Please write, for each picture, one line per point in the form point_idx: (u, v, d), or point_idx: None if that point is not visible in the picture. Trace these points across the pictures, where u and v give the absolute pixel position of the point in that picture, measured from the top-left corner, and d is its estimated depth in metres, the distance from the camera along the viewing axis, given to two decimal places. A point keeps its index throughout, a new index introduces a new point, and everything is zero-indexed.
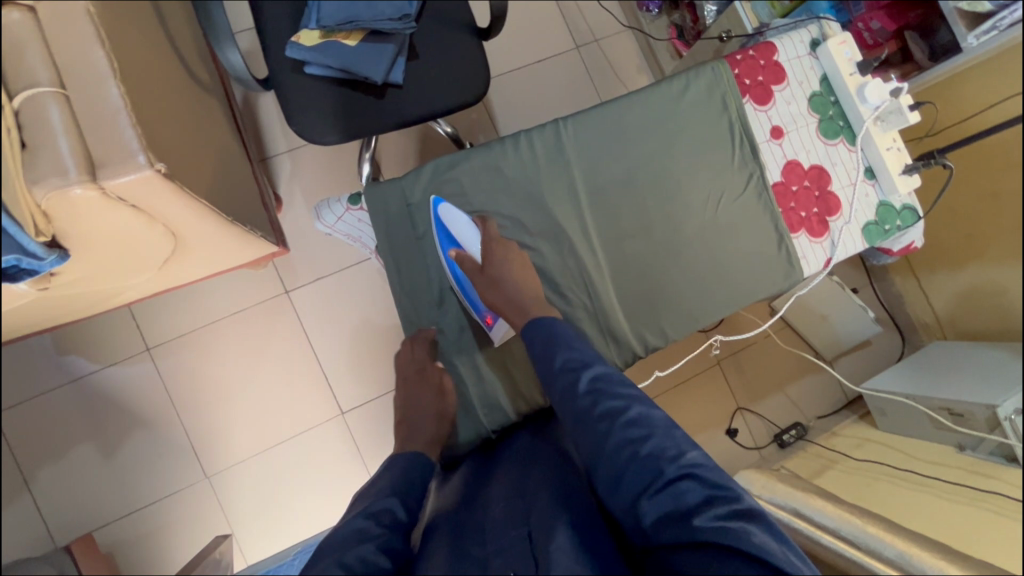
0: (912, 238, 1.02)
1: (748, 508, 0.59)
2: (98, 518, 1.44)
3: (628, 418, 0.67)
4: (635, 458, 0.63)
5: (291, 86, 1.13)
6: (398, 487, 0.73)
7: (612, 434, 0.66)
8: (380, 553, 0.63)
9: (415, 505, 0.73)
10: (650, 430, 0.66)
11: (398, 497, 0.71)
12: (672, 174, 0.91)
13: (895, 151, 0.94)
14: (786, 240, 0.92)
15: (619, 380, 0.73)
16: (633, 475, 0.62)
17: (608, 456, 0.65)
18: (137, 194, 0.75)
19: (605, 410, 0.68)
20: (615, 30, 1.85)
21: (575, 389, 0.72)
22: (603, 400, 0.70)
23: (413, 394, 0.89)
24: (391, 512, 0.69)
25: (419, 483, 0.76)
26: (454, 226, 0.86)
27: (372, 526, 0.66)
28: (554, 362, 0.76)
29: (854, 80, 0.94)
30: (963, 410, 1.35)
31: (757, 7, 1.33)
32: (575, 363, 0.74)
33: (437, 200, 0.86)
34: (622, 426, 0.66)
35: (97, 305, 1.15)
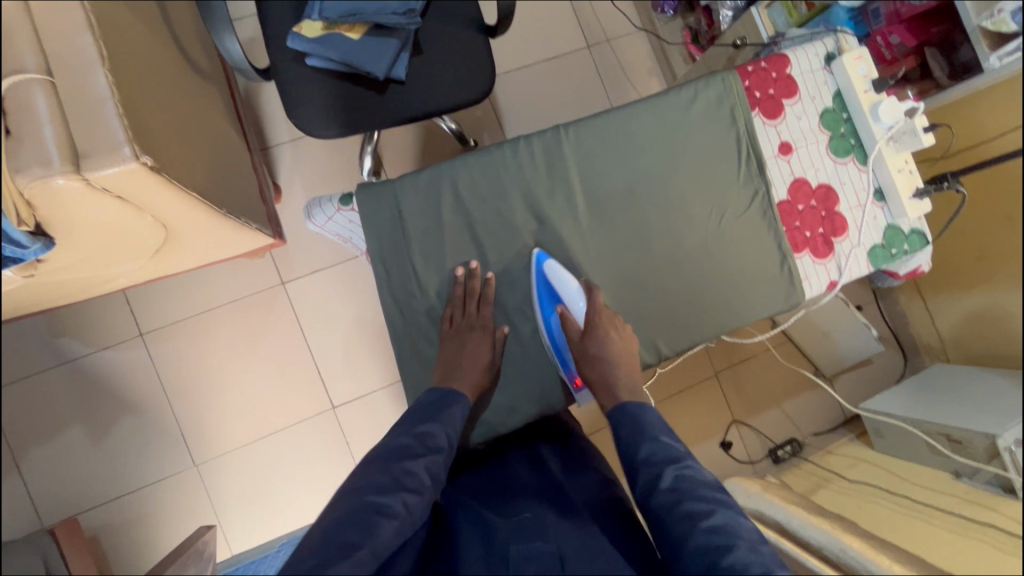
0: (920, 263, 0.98)
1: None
2: (85, 501, 1.44)
3: (710, 523, 0.64)
4: (713, 567, 0.60)
5: (291, 78, 1.11)
6: (438, 412, 0.76)
7: (692, 537, 0.63)
8: (421, 471, 0.69)
9: (455, 434, 0.76)
10: (732, 540, 0.62)
11: (440, 423, 0.75)
12: (676, 188, 0.88)
13: (905, 173, 0.91)
14: (790, 260, 0.89)
15: (706, 481, 0.70)
16: None
17: (686, 560, 0.63)
18: (123, 187, 0.73)
19: (687, 509, 0.66)
20: (628, 31, 1.81)
21: (657, 483, 0.70)
22: (685, 499, 0.67)
23: (457, 342, 0.82)
24: (433, 436, 0.73)
25: (457, 410, 0.77)
26: (562, 286, 0.82)
27: (415, 445, 0.71)
28: (639, 451, 0.75)
29: (867, 98, 0.91)
30: (961, 437, 1.33)
31: (774, 15, 1.29)
32: (661, 455, 0.73)
33: (541, 255, 0.83)
34: (702, 531, 0.64)
35: (87, 290, 1.14)
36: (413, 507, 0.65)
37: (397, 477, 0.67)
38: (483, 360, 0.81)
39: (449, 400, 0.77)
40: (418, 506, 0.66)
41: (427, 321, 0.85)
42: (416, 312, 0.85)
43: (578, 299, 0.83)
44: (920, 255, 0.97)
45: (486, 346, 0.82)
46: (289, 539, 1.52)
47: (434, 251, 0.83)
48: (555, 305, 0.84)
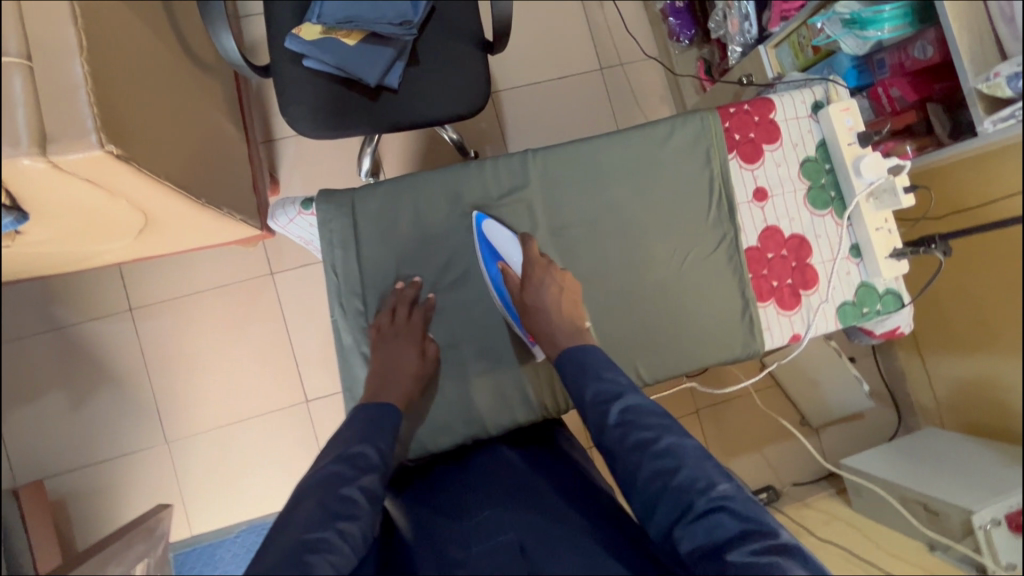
0: (898, 323, 0.94)
1: (784, 543, 0.59)
2: (58, 465, 1.48)
3: (657, 450, 0.68)
4: (664, 492, 0.65)
5: (287, 77, 1.14)
6: (372, 433, 0.73)
7: (642, 465, 0.67)
8: (357, 495, 0.67)
9: (391, 446, 0.74)
10: (679, 460, 0.67)
11: (372, 441, 0.72)
12: (641, 224, 0.87)
13: (883, 232, 0.88)
14: (751, 309, 0.87)
15: (649, 407, 0.73)
16: (664, 508, 0.64)
17: (639, 487, 0.67)
18: (91, 171, 0.75)
19: (635, 442, 0.69)
20: (643, 57, 1.80)
21: (606, 421, 0.72)
22: (633, 431, 0.69)
23: (387, 355, 0.79)
24: (366, 456, 0.70)
25: (390, 423, 0.75)
26: (497, 239, 0.83)
27: (348, 471, 0.68)
28: (585, 394, 0.75)
29: (851, 151, 0.88)
30: (938, 508, 1.29)
31: (782, 54, 1.28)
32: (605, 394, 0.74)
33: (479, 215, 0.83)
34: (652, 457, 0.67)
35: (74, 264, 1.18)
36: (352, 536, 0.63)
37: (333, 508, 0.64)
38: (409, 370, 0.79)
39: (382, 417, 0.75)
40: (357, 533, 0.64)
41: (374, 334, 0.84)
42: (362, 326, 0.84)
43: (513, 249, 0.84)
44: (897, 316, 0.93)
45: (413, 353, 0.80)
46: (249, 527, 1.54)
47: (386, 262, 0.82)
48: (496, 262, 0.83)
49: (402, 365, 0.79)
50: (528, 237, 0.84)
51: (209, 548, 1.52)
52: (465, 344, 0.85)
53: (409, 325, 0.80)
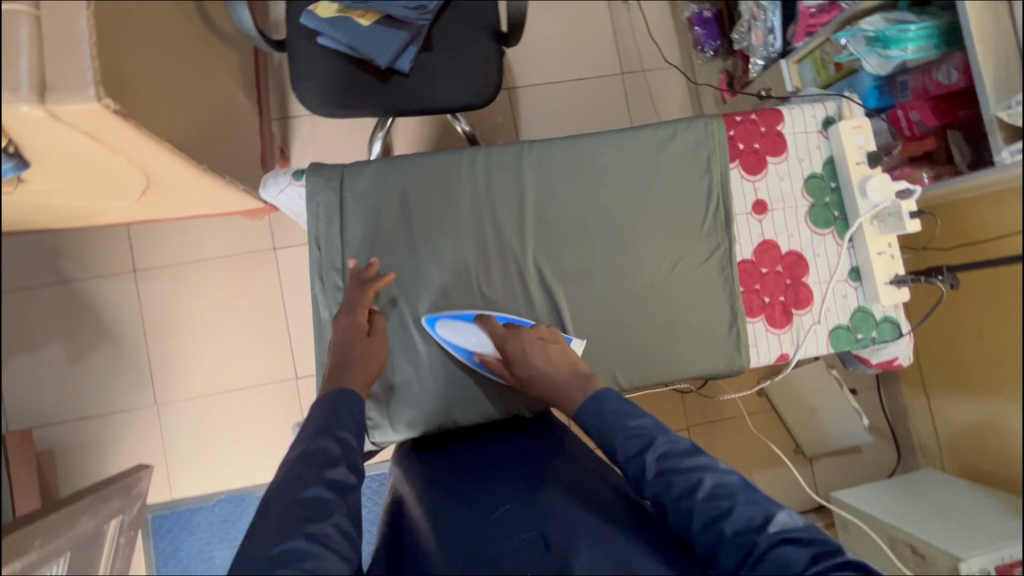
0: (897, 354, 0.91)
1: (854, 562, 0.57)
2: (49, 416, 1.51)
3: (705, 493, 0.63)
4: (723, 537, 0.60)
5: (301, 52, 1.14)
6: (328, 424, 0.68)
7: (694, 508, 0.62)
8: (322, 492, 0.61)
9: (352, 435, 0.69)
10: (731, 499, 0.62)
11: (329, 433, 0.67)
12: (633, 227, 0.85)
13: (885, 257, 0.85)
14: (739, 323, 0.85)
15: (681, 446, 0.68)
16: (726, 552, 0.59)
17: (695, 536, 0.61)
18: (87, 123, 0.76)
19: (681, 488, 0.64)
20: (666, 65, 1.77)
21: (643, 473, 0.67)
22: (676, 478, 0.64)
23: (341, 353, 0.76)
24: (326, 449, 0.65)
25: (348, 411, 0.70)
26: (463, 336, 0.81)
27: (308, 470, 0.63)
28: (616, 446, 0.70)
29: (858, 170, 0.85)
30: (926, 551, 1.25)
31: (804, 70, 1.25)
32: (636, 444, 0.68)
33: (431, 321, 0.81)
34: (702, 500, 0.62)
35: (79, 219, 1.20)
36: (333, 539, 0.58)
37: (303, 517, 0.58)
38: (360, 356, 0.76)
39: (339, 405, 0.70)
40: (335, 532, 0.59)
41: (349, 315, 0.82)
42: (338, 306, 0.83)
43: (473, 334, 0.81)
44: (896, 346, 0.89)
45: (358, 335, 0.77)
46: (228, 497, 1.56)
47: (369, 241, 0.81)
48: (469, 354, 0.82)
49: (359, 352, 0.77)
50: (486, 316, 0.81)
51: (187, 513, 1.54)
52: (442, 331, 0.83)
53: (362, 301, 0.77)
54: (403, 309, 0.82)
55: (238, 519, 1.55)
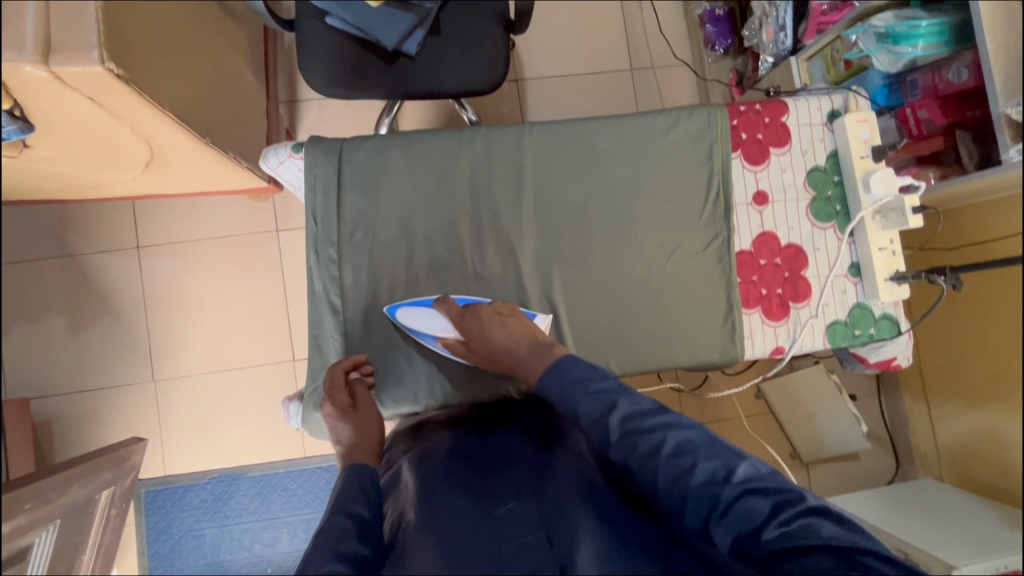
0: (896, 355, 0.90)
1: (809, 505, 0.61)
2: (47, 388, 1.52)
3: (670, 452, 0.63)
4: (689, 493, 0.61)
5: (308, 32, 1.15)
6: (342, 498, 0.67)
7: (660, 467, 0.63)
8: (335, 563, 0.57)
9: (365, 513, 0.66)
10: (694, 454, 0.63)
11: (342, 511, 0.65)
12: (632, 213, 0.84)
13: (886, 253, 0.84)
14: (735, 314, 0.84)
15: (644, 407, 0.68)
16: (692, 507, 0.61)
17: (662, 493, 0.63)
18: (91, 87, 0.77)
19: (647, 449, 0.64)
20: (676, 62, 1.76)
21: (607, 439, 0.67)
22: (640, 440, 0.65)
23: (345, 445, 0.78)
24: (339, 524, 0.62)
25: (359, 493, 0.68)
26: (423, 320, 0.81)
27: (318, 544, 0.60)
28: (578, 413, 0.69)
29: (862, 165, 0.84)
30: (921, 559, 1.24)
31: (813, 68, 1.25)
32: (598, 408, 0.68)
33: (391, 309, 0.81)
34: (668, 458, 0.63)
35: (85, 191, 1.21)
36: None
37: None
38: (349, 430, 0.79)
39: (351, 479, 0.70)
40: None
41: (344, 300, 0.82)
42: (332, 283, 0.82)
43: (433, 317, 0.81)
44: (894, 346, 0.89)
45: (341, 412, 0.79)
46: (221, 475, 1.57)
47: (365, 216, 0.81)
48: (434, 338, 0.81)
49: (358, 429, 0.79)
50: (442, 297, 0.81)
51: (180, 490, 1.55)
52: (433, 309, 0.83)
53: (333, 383, 0.79)
54: (398, 286, 0.82)
55: (230, 498, 1.56)
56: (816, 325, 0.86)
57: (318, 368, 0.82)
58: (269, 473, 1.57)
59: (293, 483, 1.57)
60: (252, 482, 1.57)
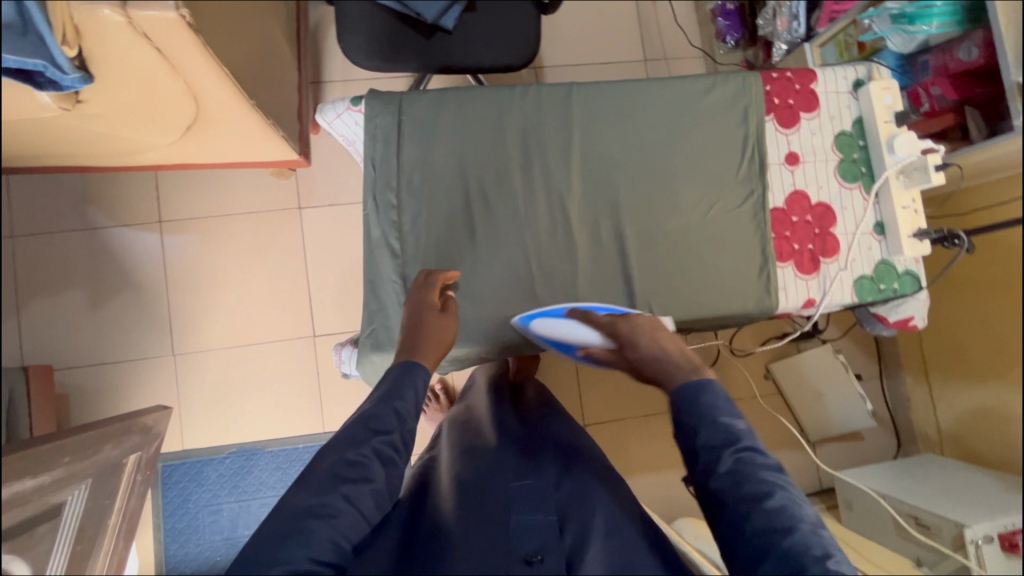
0: (913, 313, 0.96)
1: None
2: (64, 360, 1.51)
3: (771, 505, 0.60)
4: (772, 550, 0.58)
5: (348, 7, 1.18)
6: (388, 392, 0.70)
7: (754, 515, 0.60)
8: (370, 457, 0.64)
9: (409, 412, 0.70)
10: (792, 523, 0.59)
11: (389, 403, 0.69)
12: (672, 169, 0.89)
13: (909, 211, 0.89)
14: (770, 266, 0.89)
15: (769, 461, 0.63)
16: (765, 568, 0.58)
17: (741, 539, 0.60)
18: (160, 36, 0.80)
19: (749, 491, 0.61)
20: (688, 54, 1.83)
21: (714, 467, 0.63)
22: (748, 482, 0.61)
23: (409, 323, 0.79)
24: (383, 418, 0.67)
25: (410, 390, 0.71)
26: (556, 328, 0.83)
27: (360, 433, 0.66)
28: (696, 435, 0.66)
29: (886, 129, 0.90)
30: (930, 522, 1.30)
31: (827, 53, 1.32)
32: (719, 436, 0.65)
33: (524, 321, 0.83)
34: (766, 510, 0.60)
35: (119, 155, 1.23)
36: (359, 498, 0.62)
37: (340, 471, 0.63)
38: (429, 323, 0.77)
39: (407, 374, 0.71)
40: (367, 494, 0.63)
41: (399, 247, 0.84)
42: (386, 231, 0.84)
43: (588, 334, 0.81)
44: (913, 303, 0.95)
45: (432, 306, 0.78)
46: (239, 449, 1.57)
47: (422, 167, 0.84)
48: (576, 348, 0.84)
49: (430, 325, 0.77)
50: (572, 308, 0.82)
51: (197, 464, 1.54)
52: (482, 254, 0.86)
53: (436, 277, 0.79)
54: (451, 235, 0.85)
55: (248, 473, 1.56)
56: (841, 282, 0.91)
57: (373, 310, 0.83)
58: (288, 448, 1.58)
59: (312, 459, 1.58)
60: (271, 457, 1.57)
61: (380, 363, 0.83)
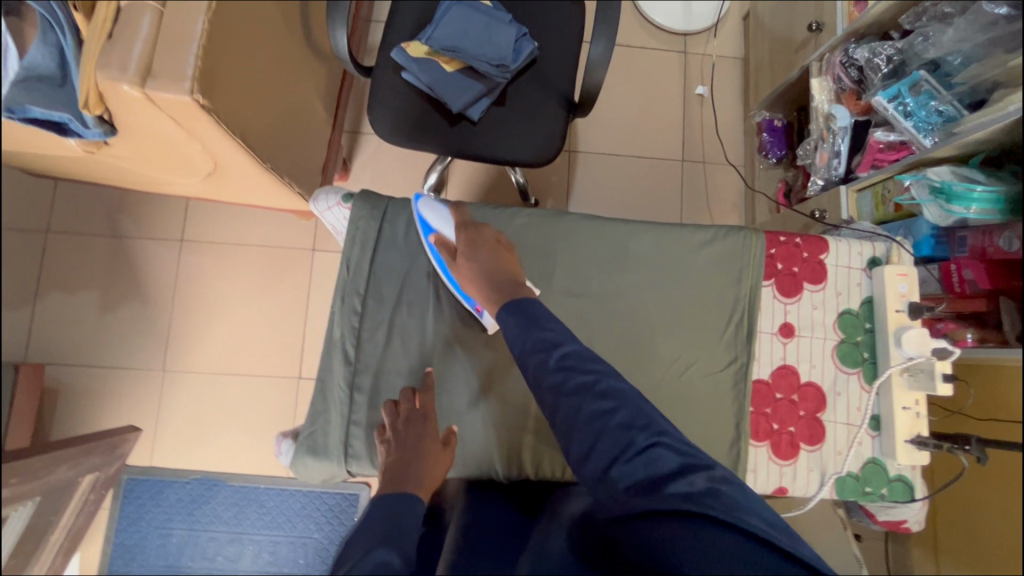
0: (906, 517, 0.90)
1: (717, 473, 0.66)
2: (63, 356, 1.57)
3: (598, 391, 0.73)
4: (607, 428, 0.70)
5: (383, 82, 1.21)
6: (390, 535, 0.68)
7: (582, 406, 0.72)
8: None
9: (411, 551, 0.67)
10: (619, 401, 0.72)
11: (392, 547, 0.65)
12: (653, 320, 0.91)
13: (910, 413, 0.86)
14: (742, 443, 0.89)
15: (586, 352, 0.77)
16: (605, 446, 0.69)
17: (580, 430, 0.71)
18: (177, 112, 0.84)
19: (574, 385, 0.73)
20: (728, 163, 1.80)
21: (547, 366, 0.75)
22: (573, 375, 0.74)
23: (412, 445, 0.84)
24: (389, 562, 0.63)
25: (411, 525, 0.71)
26: (434, 215, 0.94)
27: None
28: (526, 341, 0.79)
29: (896, 318, 0.88)
30: None
31: (862, 202, 1.26)
32: (544, 343, 0.77)
33: (416, 196, 0.95)
34: (591, 398, 0.72)
35: (147, 184, 1.28)
36: None
37: None
38: (430, 456, 0.84)
39: (408, 507, 0.74)
40: None
41: (364, 344, 0.92)
42: (352, 328, 0.92)
43: (447, 224, 0.94)
44: (907, 509, 0.89)
45: (435, 444, 0.86)
46: (202, 478, 1.56)
47: (399, 272, 0.94)
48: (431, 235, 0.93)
49: (430, 456, 0.84)
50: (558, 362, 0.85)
51: (159, 484, 1.55)
52: (454, 362, 0.93)
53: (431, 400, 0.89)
54: (427, 338, 0.93)
55: (205, 502, 1.55)
56: (819, 473, 0.89)
57: (318, 412, 0.91)
58: (249, 486, 1.57)
59: (269, 501, 1.56)
60: (231, 491, 1.56)
61: (312, 466, 0.89)
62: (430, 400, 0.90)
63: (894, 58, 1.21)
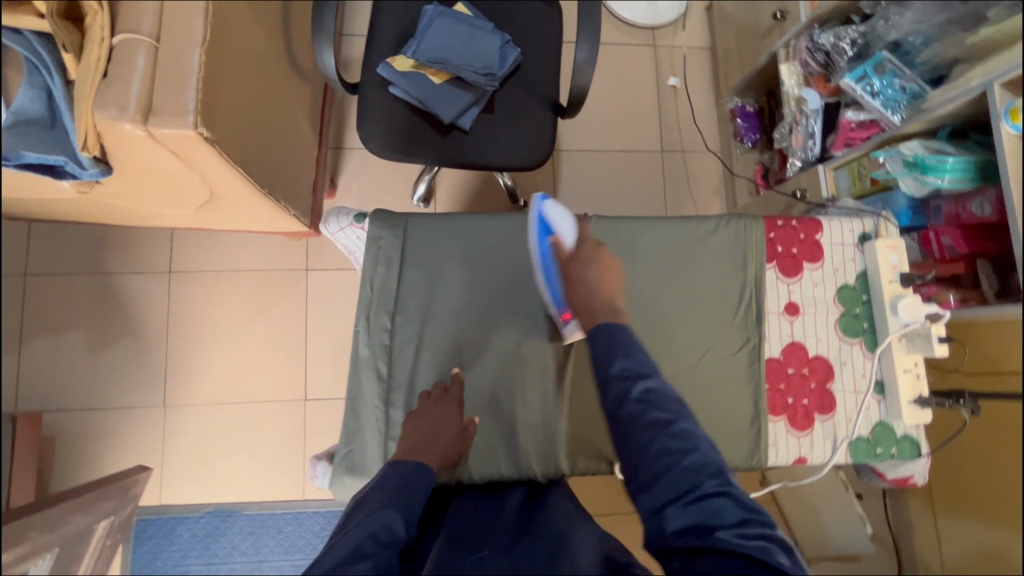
0: (912, 472, 0.96)
1: (772, 531, 0.67)
2: (57, 402, 1.52)
3: (674, 428, 0.72)
4: (676, 468, 0.69)
5: (371, 98, 1.21)
6: (397, 499, 0.74)
7: (654, 442, 0.71)
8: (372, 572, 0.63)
9: (414, 522, 0.72)
10: (690, 444, 0.71)
11: (398, 514, 0.71)
12: (666, 310, 0.95)
13: (911, 375, 0.92)
14: (761, 420, 0.93)
15: (669, 390, 0.76)
16: (669, 483, 0.69)
17: (646, 464, 0.70)
18: (179, 146, 0.83)
19: (645, 418, 0.73)
20: (705, 150, 1.86)
21: (628, 396, 0.75)
22: (652, 410, 0.73)
23: (430, 419, 0.87)
24: (390, 528, 0.69)
25: (420, 494, 0.76)
26: (557, 219, 0.93)
27: (372, 546, 0.66)
28: (611, 367, 0.78)
29: (890, 288, 0.94)
30: None
31: (839, 178, 1.32)
32: (634, 371, 0.76)
33: (542, 197, 0.93)
34: (667, 436, 0.71)
35: (135, 219, 1.26)
36: None
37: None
38: (445, 434, 0.87)
39: (418, 479, 0.77)
40: None
41: (392, 360, 0.94)
42: (379, 345, 0.93)
43: (569, 229, 0.94)
44: (913, 465, 0.95)
45: (453, 426, 0.88)
46: (216, 510, 1.54)
47: (419, 287, 0.95)
48: (548, 236, 0.93)
49: (445, 433, 0.87)
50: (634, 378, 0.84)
51: (172, 521, 1.52)
52: (479, 371, 0.95)
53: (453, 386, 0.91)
54: (450, 349, 0.95)
55: (222, 534, 1.53)
56: (833, 440, 0.94)
57: (352, 431, 0.92)
58: (265, 513, 1.55)
59: (287, 526, 1.55)
60: (247, 520, 1.54)
61: (352, 485, 0.90)
62: (453, 388, 0.92)
63: (857, 42, 1.27)
